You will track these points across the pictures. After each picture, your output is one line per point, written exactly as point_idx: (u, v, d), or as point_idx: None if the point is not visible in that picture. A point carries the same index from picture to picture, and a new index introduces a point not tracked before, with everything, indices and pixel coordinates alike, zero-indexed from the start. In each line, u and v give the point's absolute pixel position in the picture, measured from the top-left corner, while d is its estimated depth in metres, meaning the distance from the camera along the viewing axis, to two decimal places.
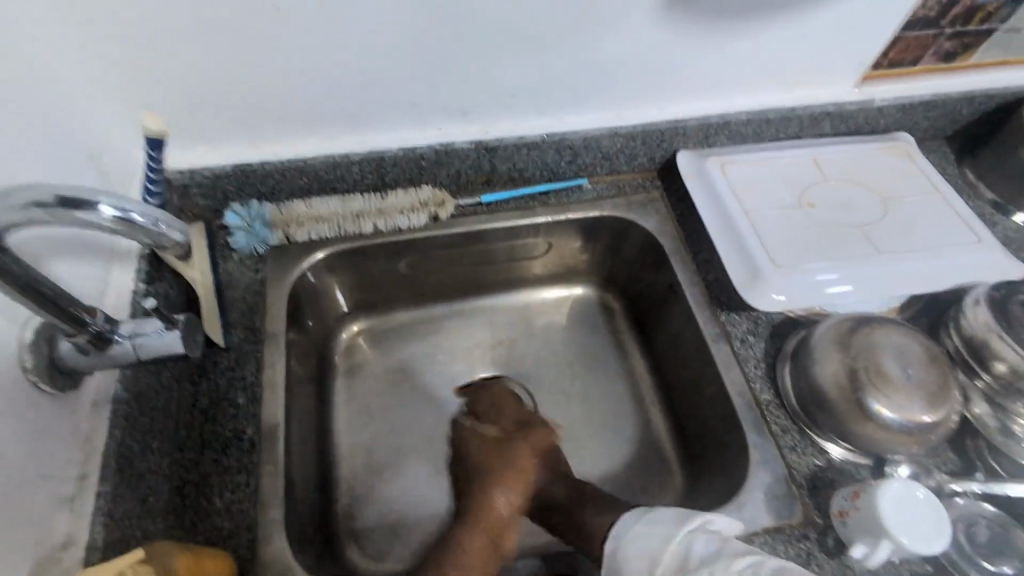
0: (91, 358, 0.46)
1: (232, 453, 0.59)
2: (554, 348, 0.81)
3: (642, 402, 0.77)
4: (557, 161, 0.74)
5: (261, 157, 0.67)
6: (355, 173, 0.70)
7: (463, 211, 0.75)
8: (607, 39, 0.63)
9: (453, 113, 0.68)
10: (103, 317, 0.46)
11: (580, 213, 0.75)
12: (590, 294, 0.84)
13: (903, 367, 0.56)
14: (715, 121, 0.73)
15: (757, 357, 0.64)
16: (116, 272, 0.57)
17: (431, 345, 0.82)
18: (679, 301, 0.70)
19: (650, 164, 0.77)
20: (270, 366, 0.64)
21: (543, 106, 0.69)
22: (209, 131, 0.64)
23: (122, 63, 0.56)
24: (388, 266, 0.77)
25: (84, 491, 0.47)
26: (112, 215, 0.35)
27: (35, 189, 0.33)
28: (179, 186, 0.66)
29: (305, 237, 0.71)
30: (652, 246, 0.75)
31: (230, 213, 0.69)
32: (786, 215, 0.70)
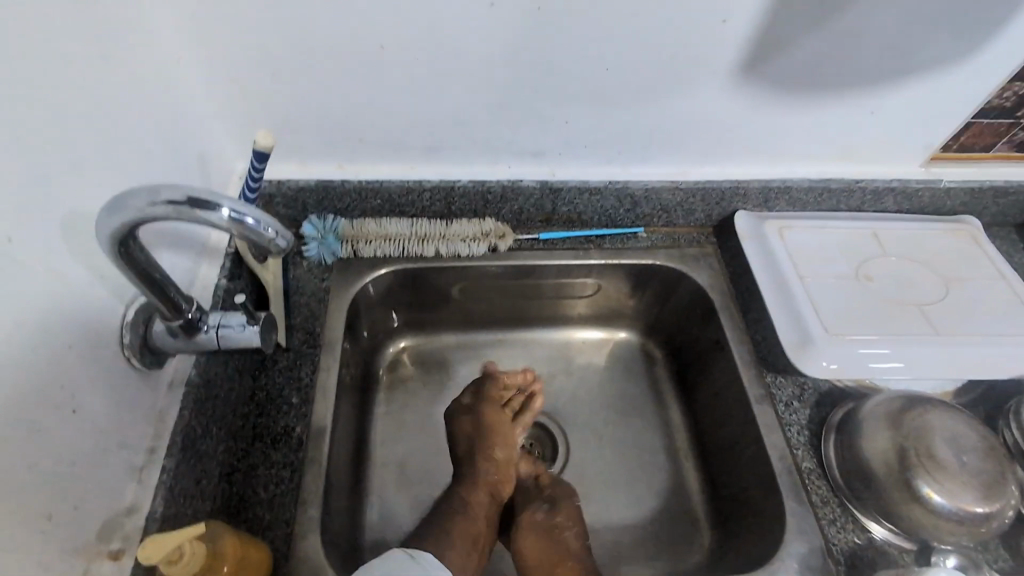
0: (178, 342, 0.51)
1: (281, 448, 0.62)
2: (592, 389, 0.82)
3: (676, 454, 0.76)
4: (616, 208, 0.77)
5: (343, 176, 0.72)
6: (425, 200, 0.75)
7: (521, 246, 0.78)
8: (678, 99, 0.66)
9: (523, 154, 0.72)
10: (197, 306, 0.50)
11: (633, 260, 0.78)
12: (633, 340, 0.85)
13: (957, 453, 0.54)
14: (776, 185, 0.74)
15: (802, 424, 0.64)
16: (205, 267, 0.63)
17: (473, 370, 0.84)
18: (724, 357, 0.71)
19: (707, 220, 0.79)
20: (325, 370, 0.67)
21: (608, 155, 0.72)
22: (300, 148, 0.70)
23: (238, 84, 0.63)
24: (443, 289, 0.81)
25: (151, 464, 0.51)
26: (230, 217, 0.40)
27: (174, 189, 0.39)
28: (267, 196, 0.72)
29: (372, 253, 0.75)
30: (701, 300, 0.76)
31: (307, 224, 0.74)
32: (842, 284, 0.70)
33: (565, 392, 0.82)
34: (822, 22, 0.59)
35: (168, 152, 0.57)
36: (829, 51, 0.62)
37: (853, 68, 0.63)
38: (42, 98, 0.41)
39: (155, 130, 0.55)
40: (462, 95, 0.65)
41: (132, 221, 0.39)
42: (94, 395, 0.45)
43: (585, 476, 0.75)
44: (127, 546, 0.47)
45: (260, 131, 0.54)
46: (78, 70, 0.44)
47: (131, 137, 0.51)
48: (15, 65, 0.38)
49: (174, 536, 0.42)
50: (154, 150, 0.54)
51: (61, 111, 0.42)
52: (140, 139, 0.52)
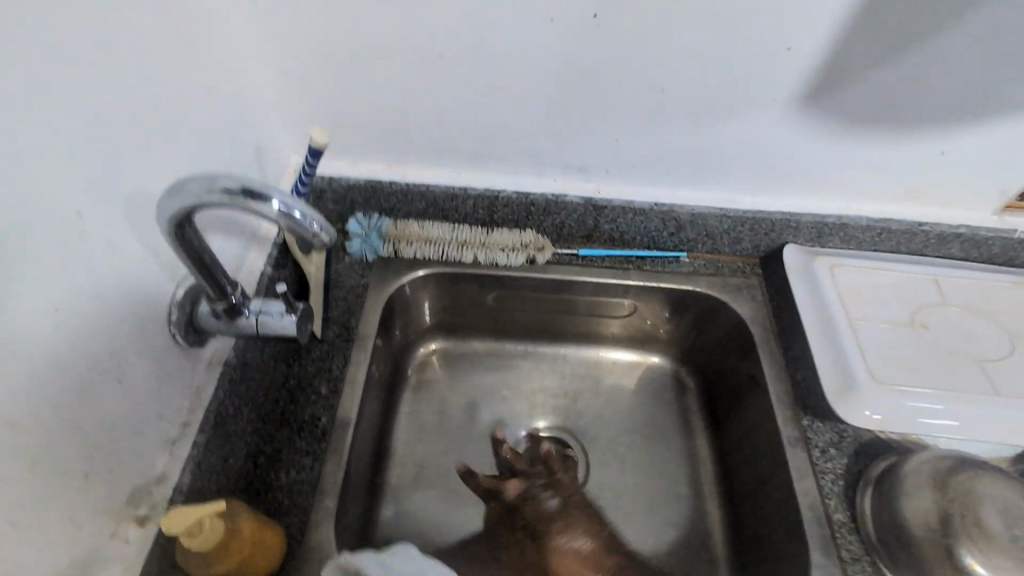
0: (220, 324, 0.53)
1: (305, 436, 0.64)
2: (618, 411, 0.81)
3: (700, 489, 0.74)
4: (659, 230, 0.76)
5: (391, 178, 0.74)
6: (468, 207, 0.76)
7: (559, 260, 0.78)
8: (730, 127, 0.65)
9: (569, 169, 0.72)
10: (241, 291, 0.52)
11: (671, 283, 0.76)
12: (665, 366, 0.83)
13: (1009, 525, 0.50)
14: (831, 220, 0.71)
15: (837, 473, 0.60)
16: (252, 254, 0.65)
17: (500, 379, 0.84)
18: (758, 394, 0.68)
19: (754, 250, 0.76)
20: (354, 364, 0.68)
21: (655, 176, 0.71)
22: (352, 147, 0.72)
23: (300, 82, 0.65)
24: (477, 295, 0.81)
25: (184, 436, 0.53)
26: (279, 210, 0.41)
27: (230, 178, 0.41)
28: (318, 190, 0.75)
29: (411, 254, 0.77)
30: (740, 332, 0.73)
31: (353, 221, 0.76)
32: (894, 330, 0.66)
33: (590, 412, 0.81)
34: (890, 58, 0.57)
35: (229, 143, 0.60)
36: (894, 86, 0.59)
37: (920, 105, 0.61)
38: (120, 86, 0.44)
39: (219, 121, 0.58)
40: (512, 108, 0.66)
41: (190, 204, 0.41)
42: (139, 365, 0.48)
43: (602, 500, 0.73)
44: (153, 514, 0.49)
45: (315, 129, 0.57)
46: (155, 63, 0.48)
47: (196, 127, 0.54)
48: (100, 55, 0.42)
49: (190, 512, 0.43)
50: (216, 140, 0.57)
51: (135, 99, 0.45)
52: (205, 129, 0.55)
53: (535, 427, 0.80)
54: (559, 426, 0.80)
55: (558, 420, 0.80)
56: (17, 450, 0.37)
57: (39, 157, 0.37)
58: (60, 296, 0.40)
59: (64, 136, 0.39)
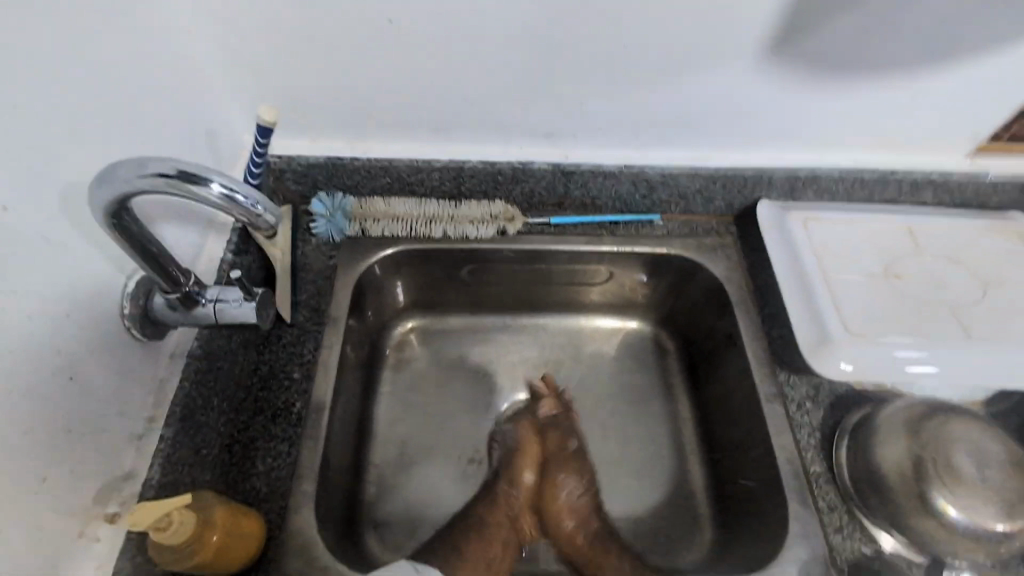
0: (176, 315, 0.51)
1: (280, 423, 0.63)
2: (599, 378, 0.81)
3: (682, 449, 0.74)
4: (631, 193, 0.74)
5: (352, 154, 0.71)
6: (434, 180, 0.73)
7: (531, 229, 0.76)
8: (698, 81, 0.63)
9: (536, 134, 0.70)
10: (195, 280, 0.50)
11: (646, 247, 0.74)
12: (645, 330, 0.83)
13: (979, 467, 0.50)
14: (804, 173, 0.70)
15: (813, 425, 0.60)
16: (211, 241, 0.63)
17: (479, 354, 0.83)
18: (736, 353, 0.68)
19: (728, 208, 0.75)
20: (327, 347, 0.67)
21: (624, 138, 0.69)
22: (309, 124, 0.69)
23: (247, 57, 0.62)
24: (450, 271, 0.80)
25: (151, 432, 0.52)
26: (221, 193, 0.39)
27: (163, 162, 0.38)
28: (277, 170, 0.72)
29: (379, 232, 0.75)
30: (716, 292, 0.73)
31: (316, 201, 0.74)
32: (867, 281, 0.66)
33: (571, 380, 0.81)
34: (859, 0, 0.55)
35: (175, 124, 0.57)
36: (865, 30, 0.58)
37: (891, 47, 0.59)
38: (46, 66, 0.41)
39: (163, 103, 0.55)
40: (472, 74, 0.63)
41: (123, 192, 0.38)
42: (94, 362, 0.46)
43: None
44: (124, 510, 0.49)
45: (263, 106, 0.54)
46: (85, 42, 0.45)
47: (138, 109, 0.51)
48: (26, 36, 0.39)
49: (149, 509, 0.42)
50: (161, 123, 0.54)
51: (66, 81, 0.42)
52: (147, 112, 0.52)
53: (516, 399, 0.80)
54: None
55: None
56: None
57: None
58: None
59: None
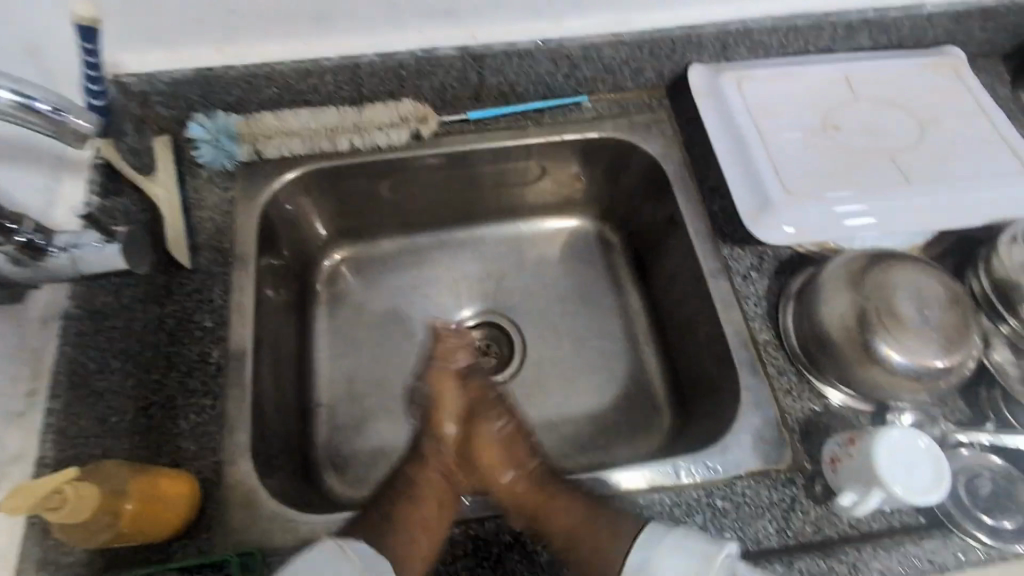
0: (25, 270, 0.43)
1: (198, 375, 0.55)
2: (544, 283, 0.77)
3: (635, 340, 0.73)
4: (553, 74, 0.66)
5: (225, 63, 0.61)
6: (329, 83, 0.64)
7: (449, 129, 0.68)
8: None
9: (435, 13, 0.60)
10: (33, 226, 0.42)
11: (577, 133, 0.68)
12: (587, 226, 0.79)
13: (920, 308, 0.50)
14: (734, 28, 0.64)
15: (759, 295, 0.59)
16: (67, 183, 0.55)
17: (416, 276, 0.78)
18: (679, 235, 0.65)
19: (659, 80, 0.69)
20: (239, 290, 0.60)
21: (536, 7, 0.61)
22: (162, 28, 0.58)
23: None
24: (369, 189, 0.72)
25: (32, 407, 0.48)
26: (12, 99, 0.33)
27: None
28: (138, 93, 0.61)
29: (277, 153, 0.65)
30: (654, 173, 0.68)
31: (194, 124, 0.63)
32: (807, 138, 0.62)
33: (516, 289, 0.77)
34: None
35: None
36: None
37: None
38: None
39: None
40: None
41: None
42: None
43: (541, 373, 0.72)
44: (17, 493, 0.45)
45: (78, 1, 0.43)
46: None
47: None
48: None
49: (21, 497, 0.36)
50: None
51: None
52: None
53: (462, 317, 0.76)
54: (487, 311, 0.76)
55: (484, 304, 0.76)
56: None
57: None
58: None
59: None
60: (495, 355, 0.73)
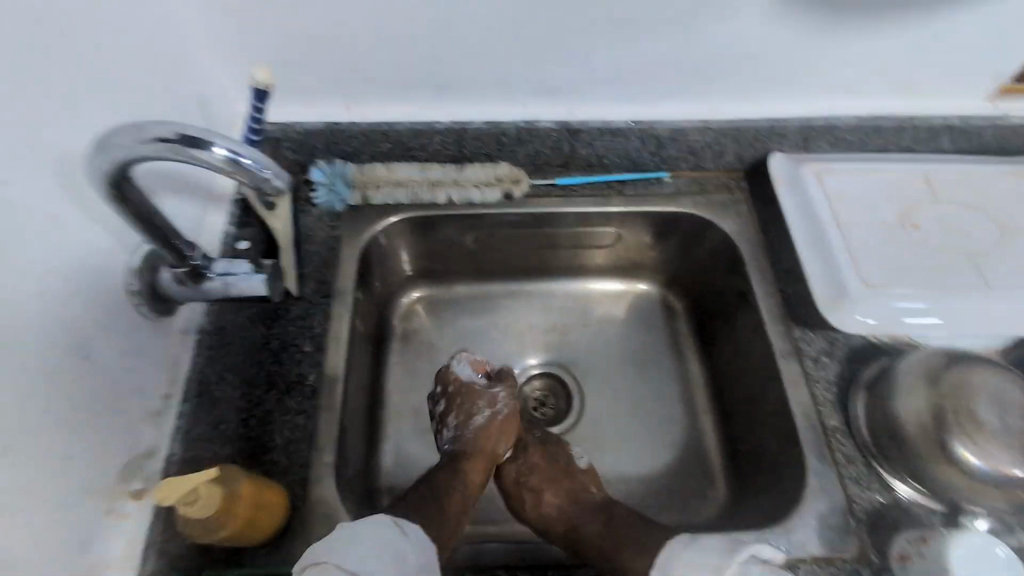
0: (185, 290, 0.50)
1: (295, 395, 0.60)
2: (608, 341, 0.80)
3: (694, 407, 0.75)
4: (639, 151, 0.72)
5: (350, 119, 0.69)
6: (436, 143, 0.70)
7: (537, 191, 0.74)
8: (711, 30, 0.60)
9: (541, 91, 0.67)
10: (202, 253, 0.49)
11: (656, 206, 0.73)
12: (653, 292, 0.82)
13: (1002, 415, 0.50)
14: (818, 122, 0.68)
15: (829, 380, 0.60)
16: (211, 215, 0.61)
17: (487, 322, 0.82)
18: (749, 312, 0.67)
19: (738, 163, 0.73)
20: (336, 319, 0.65)
21: (633, 92, 0.67)
22: (304, 87, 0.66)
23: (234, 18, 0.58)
24: (455, 237, 0.78)
25: (167, 409, 0.53)
26: (225, 156, 0.37)
27: (163, 125, 0.36)
28: (272, 139, 0.69)
29: (382, 200, 0.72)
30: (728, 250, 0.71)
31: (315, 169, 0.70)
32: (886, 232, 0.64)
33: (581, 343, 0.80)
34: None
35: (163, 89, 0.53)
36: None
37: None
38: (20, 21, 0.38)
39: (150, 69, 0.52)
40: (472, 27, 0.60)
41: (117, 160, 0.36)
42: (106, 340, 0.45)
43: (598, 431, 0.74)
44: (148, 486, 0.48)
45: (257, 67, 0.51)
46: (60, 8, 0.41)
47: (121, 74, 0.48)
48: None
49: (167, 492, 0.42)
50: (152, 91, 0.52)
51: (42, 39, 0.39)
52: (133, 77, 0.49)
53: (526, 365, 0.80)
54: (551, 362, 0.79)
55: (549, 356, 0.80)
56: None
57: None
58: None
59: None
60: (551, 408, 0.77)
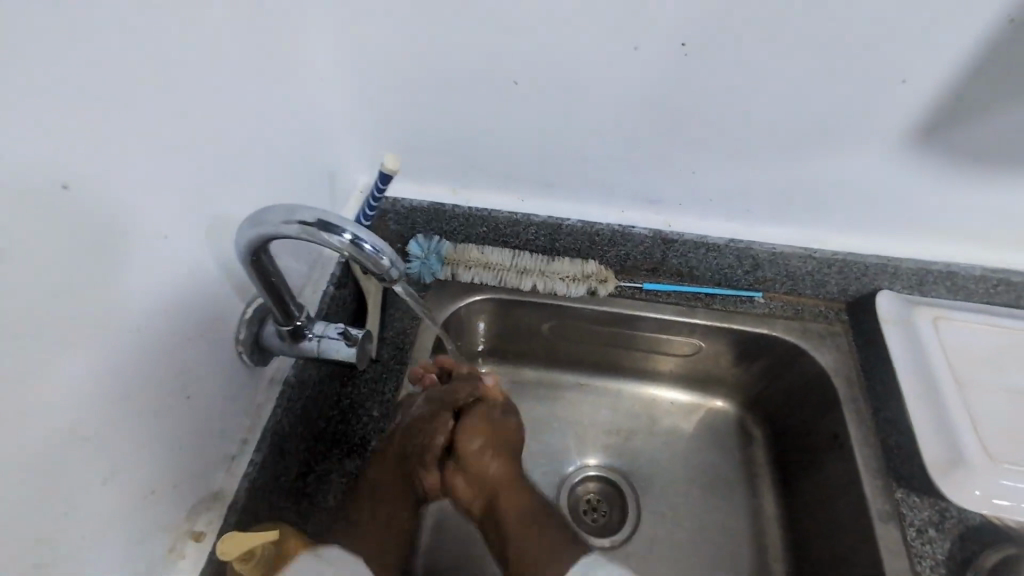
0: (286, 347, 0.51)
1: (355, 459, 0.61)
2: (675, 455, 0.75)
3: (765, 553, 0.67)
4: (733, 268, 0.70)
5: (454, 202, 0.72)
6: (530, 234, 0.73)
7: (622, 292, 0.74)
8: (828, 165, 0.59)
9: (642, 200, 0.68)
10: (307, 313, 0.51)
11: (744, 325, 0.70)
12: (728, 410, 0.77)
13: None
14: (938, 267, 0.64)
15: (937, 559, 0.52)
16: (318, 271, 0.63)
17: (549, 411, 0.79)
18: (843, 458, 0.61)
19: (841, 293, 0.69)
20: (407, 388, 0.66)
21: (735, 211, 0.66)
22: (420, 169, 0.71)
23: (374, 107, 0.64)
24: (532, 323, 0.78)
25: (243, 454, 0.51)
26: (349, 242, 0.39)
27: (308, 210, 0.39)
28: (382, 211, 0.74)
29: (469, 279, 0.75)
30: (821, 383, 0.67)
31: (414, 242, 0.74)
32: (1016, 400, 0.58)
33: (645, 452, 0.76)
34: None
35: (304, 162, 0.59)
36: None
37: None
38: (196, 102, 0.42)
39: (297, 145, 0.58)
40: (587, 138, 0.63)
41: (265, 234, 0.40)
42: (208, 385, 0.47)
43: (649, 554, 0.68)
44: (209, 529, 0.47)
45: (388, 154, 0.55)
46: (242, 95, 0.48)
47: (279, 150, 0.54)
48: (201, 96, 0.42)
49: (232, 549, 0.43)
50: (295, 165, 0.57)
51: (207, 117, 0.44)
52: (282, 151, 0.55)
53: (584, 463, 0.75)
54: (609, 468, 0.75)
55: (609, 460, 0.75)
56: (92, 467, 0.36)
57: (129, 172, 0.36)
58: (139, 311, 0.39)
59: (159, 152, 0.39)
60: (603, 515, 0.72)
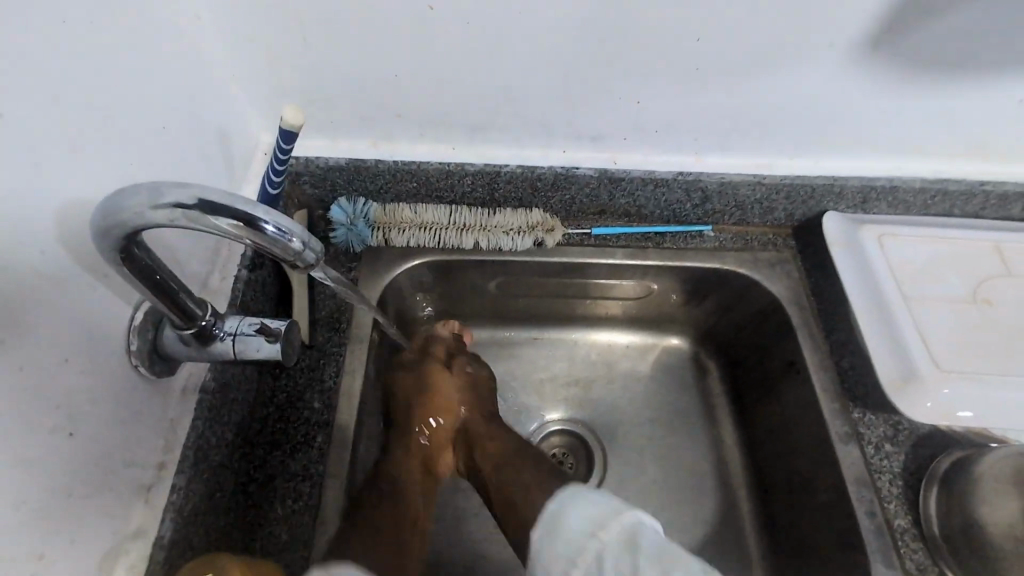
0: (191, 351, 0.43)
1: (300, 458, 0.55)
2: (636, 398, 0.74)
3: (729, 481, 0.69)
4: (682, 203, 0.67)
5: (376, 156, 0.63)
6: (466, 185, 0.66)
7: (571, 240, 0.70)
8: (778, 83, 0.56)
9: (585, 137, 0.62)
10: (211, 311, 0.42)
11: (696, 261, 0.68)
12: (683, 346, 0.76)
13: None
14: (881, 184, 0.63)
15: (894, 473, 0.55)
16: (225, 253, 0.54)
17: (504, 371, 0.75)
18: (800, 384, 0.61)
19: (787, 219, 0.68)
20: (350, 372, 0.59)
21: (683, 142, 0.62)
22: (331, 121, 0.61)
23: (264, 49, 0.54)
24: (477, 282, 0.72)
25: (161, 481, 0.44)
26: (242, 223, 0.31)
27: (184, 188, 0.31)
28: (293, 174, 0.64)
29: (404, 242, 0.67)
30: (774, 312, 0.66)
31: (336, 207, 0.65)
32: (956, 310, 0.59)
33: (606, 398, 0.74)
34: None
35: (185, 124, 0.49)
36: (992, 21, 0.50)
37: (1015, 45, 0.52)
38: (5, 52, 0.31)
39: (172, 103, 0.47)
40: (522, 71, 0.55)
41: (129, 225, 0.31)
42: (97, 412, 0.38)
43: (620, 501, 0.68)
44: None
45: (287, 107, 0.46)
46: (82, 42, 0.37)
47: (150, 112, 0.44)
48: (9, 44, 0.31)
49: None
50: (173, 128, 0.47)
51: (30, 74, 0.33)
52: (153, 112, 0.44)
53: (546, 420, 0.73)
54: (572, 420, 0.73)
55: (571, 413, 0.73)
56: None
57: None
58: None
59: None
60: (570, 467, 0.71)
